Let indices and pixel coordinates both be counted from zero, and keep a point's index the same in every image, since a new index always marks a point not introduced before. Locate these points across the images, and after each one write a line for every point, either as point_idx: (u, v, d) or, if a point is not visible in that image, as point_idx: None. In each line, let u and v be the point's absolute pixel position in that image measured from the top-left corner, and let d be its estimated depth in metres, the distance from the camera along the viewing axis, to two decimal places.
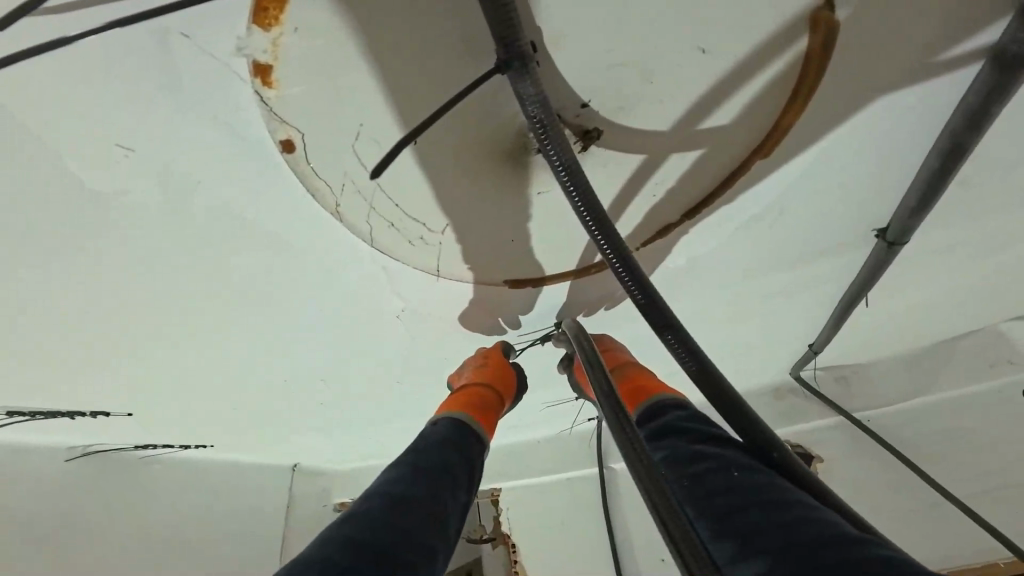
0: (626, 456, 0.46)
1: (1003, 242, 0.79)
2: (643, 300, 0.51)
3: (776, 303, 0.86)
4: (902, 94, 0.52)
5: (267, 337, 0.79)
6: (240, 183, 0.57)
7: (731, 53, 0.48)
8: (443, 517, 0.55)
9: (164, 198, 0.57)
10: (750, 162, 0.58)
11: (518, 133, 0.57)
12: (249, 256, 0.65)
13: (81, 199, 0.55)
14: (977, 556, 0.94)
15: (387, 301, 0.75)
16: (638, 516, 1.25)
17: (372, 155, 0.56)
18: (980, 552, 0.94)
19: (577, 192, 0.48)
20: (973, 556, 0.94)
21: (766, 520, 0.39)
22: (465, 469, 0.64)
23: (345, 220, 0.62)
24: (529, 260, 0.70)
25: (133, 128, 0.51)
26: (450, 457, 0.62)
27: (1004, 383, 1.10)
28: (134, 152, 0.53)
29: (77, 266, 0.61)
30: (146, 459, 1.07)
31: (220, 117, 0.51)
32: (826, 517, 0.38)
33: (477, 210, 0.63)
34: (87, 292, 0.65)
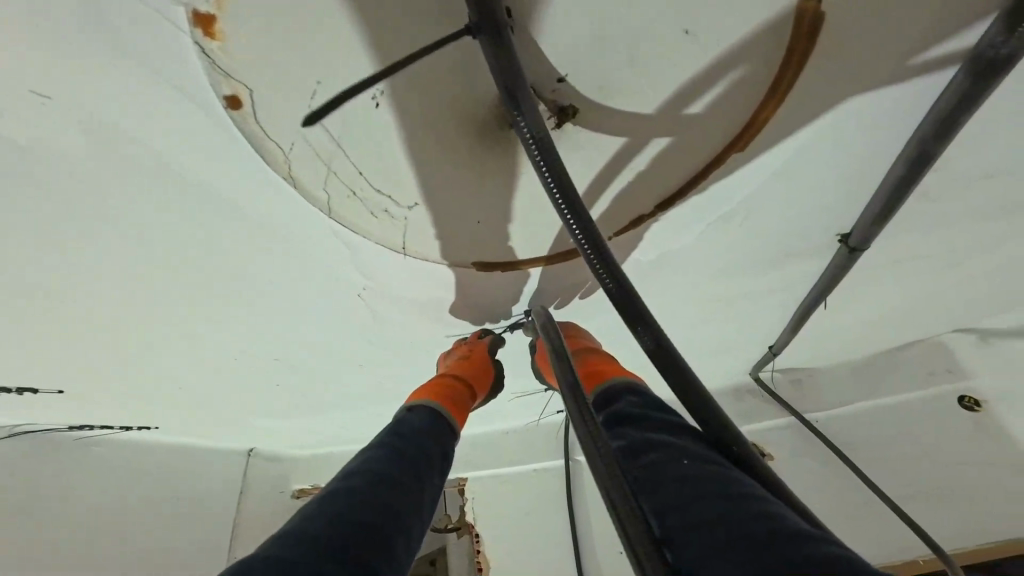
0: (585, 449, 0.45)
1: (950, 260, 0.84)
2: (616, 290, 0.47)
3: (743, 304, 0.88)
4: (875, 97, 0.52)
5: (219, 313, 0.75)
6: (177, 141, 0.51)
7: (713, 39, 0.47)
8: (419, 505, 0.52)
9: (89, 154, 0.51)
10: (725, 155, 0.57)
11: (492, 104, 0.53)
12: (193, 222, 0.59)
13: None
14: (902, 554, 1.01)
15: (348, 277, 0.69)
16: (600, 508, 1.27)
17: (334, 120, 0.51)
18: (903, 548, 1.02)
19: (548, 170, 0.44)
20: (899, 554, 1.01)
21: (718, 512, 0.38)
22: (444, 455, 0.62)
23: (300, 186, 0.56)
24: (500, 242, 0.66)
25: (49, 72, 0.45)
26: (431, 446, 0.60)
27: (941, 392, 1.18)
28: (53, 103, 0.47)
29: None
30: (84, 440, 1.05)
31: (150, 65, 0.45)
32: (778, 511, 0.38)
33: (449, 184, 0.59)
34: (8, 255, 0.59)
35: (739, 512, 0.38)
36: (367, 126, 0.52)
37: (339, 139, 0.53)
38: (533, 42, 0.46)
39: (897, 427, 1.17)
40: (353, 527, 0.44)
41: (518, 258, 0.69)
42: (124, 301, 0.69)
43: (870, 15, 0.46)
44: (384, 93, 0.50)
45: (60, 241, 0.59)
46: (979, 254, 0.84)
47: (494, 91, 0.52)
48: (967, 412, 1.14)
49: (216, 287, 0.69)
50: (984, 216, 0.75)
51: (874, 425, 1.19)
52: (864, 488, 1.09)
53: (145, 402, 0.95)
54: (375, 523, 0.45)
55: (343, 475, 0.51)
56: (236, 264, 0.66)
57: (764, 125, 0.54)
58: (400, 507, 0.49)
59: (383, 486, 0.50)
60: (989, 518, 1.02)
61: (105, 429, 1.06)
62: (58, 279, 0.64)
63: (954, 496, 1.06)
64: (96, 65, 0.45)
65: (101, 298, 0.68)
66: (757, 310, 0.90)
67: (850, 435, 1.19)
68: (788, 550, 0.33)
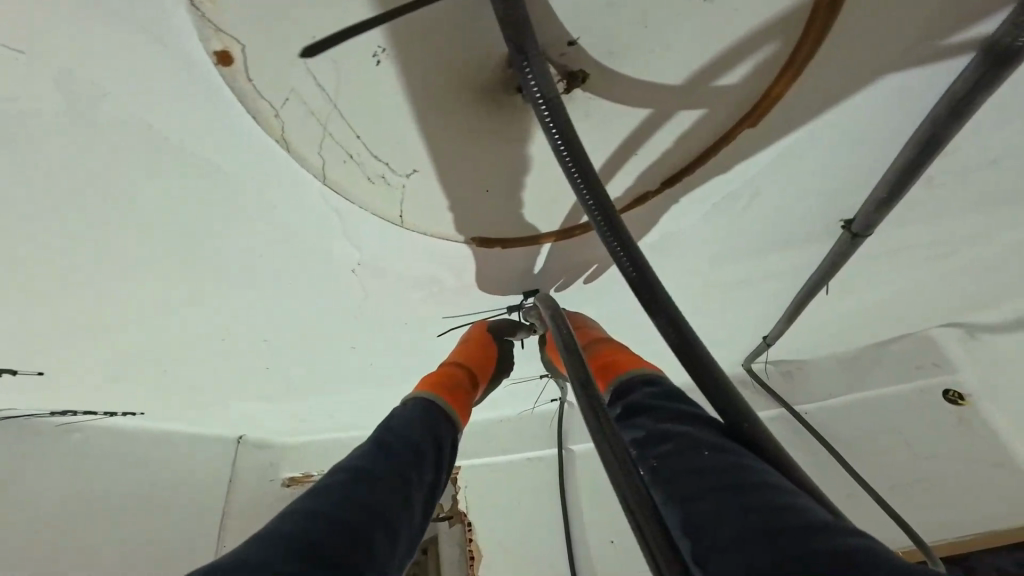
0: (598, 445, 0.44)
1: (942, 252, 0.85)
2: (631, 272, 0.44)
3: (736, 290, 0.88)
4: (886, 83, 0.52)
5: (201, 296, 0.71)
6: (165, 101, 0.44)
7: (734, 3, 0.43)
8: (407, 497, 0.51)
9: (71, 116, 0.44)
10: (736, 132, 0.54)
11: (500, 66, 0.47)
12: (173, 199, 0.54)
13: None
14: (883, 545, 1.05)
15: (341, 251, 0.65)
16: (592, 495, 1.28)
17: (331, 77, 0.45)
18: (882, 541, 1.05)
19: (558, 131, 0.41)
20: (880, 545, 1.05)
21: (735, 507, 0.39)
22: (439, 447, 0.61)
23: (293, 150, 0.50)
24: (508, 216, 0.61)
25: (16, 22, 0.38)
26: (416, 435, 0.59)
27: (926, 384, 1.20)
28: (27, 58, 0.40)
29: None
30: (67, 428, 1.02)
31: (125, 13, 0.38)
32: (799, 500, 0.38)
33: (457, 150, 0.53)
34: None
35: (755, 506, 0.38)
36: (371, 83, 0.45)
37: (335, 96, 0.46)
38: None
39: (883, 419, 1.19)
40: (323, 523, 0.43)
41: (526, 234, 0.65)
42: (96, 283, 0.64)
43: (869, 16, 0.45)
44: (386, 50, 0.43)
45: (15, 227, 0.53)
46: (969, 247, 0.85)
47: (505, 50, 0.46)
48: (950, 405, 1.17)
49: (197, 269, 0.65)
50: (977, 209, 0.76)
51: (862, 417, 1.21)
52: (852, 481, 1.11)
53: (128, 383, 0.93)
54: (357, 516, 0.45)
55: (337, 467, 0.51)
56: (218, 240, 0.60)
57: (776, 104, 0.52)
58: (382, 500, 0.48)
59: (368, 481, 0.49)
60: (968, 509, 1.05)
61: (89, 415, 1.04)
62: (46, 272, 0.60)
63: (935, 487, 1.09)
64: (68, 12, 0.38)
65: (90, 290, 0.65)
66: (754, 296, 0.90)
67: (839, 427, 1.21)
68: (804, 548, 0.33)
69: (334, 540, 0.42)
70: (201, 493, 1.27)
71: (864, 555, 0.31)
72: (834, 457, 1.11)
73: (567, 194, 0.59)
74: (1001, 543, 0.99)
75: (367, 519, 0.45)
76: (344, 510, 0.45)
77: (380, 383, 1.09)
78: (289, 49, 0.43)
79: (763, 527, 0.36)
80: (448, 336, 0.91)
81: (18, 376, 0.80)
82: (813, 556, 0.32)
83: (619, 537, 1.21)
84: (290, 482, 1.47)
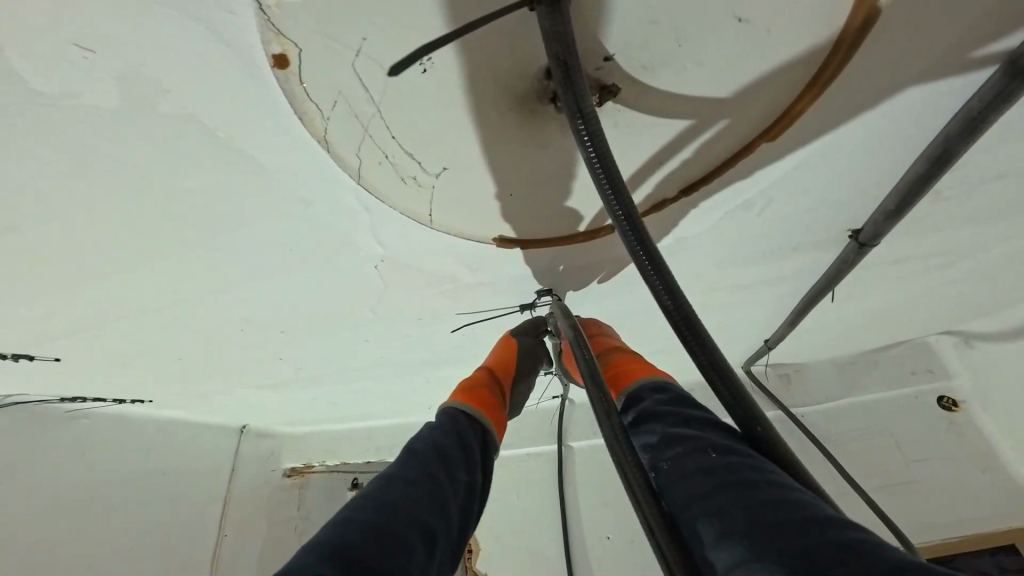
0: (610, 448, 0.52)
1: (943, 261, 0.87)
2: (657, 281, 0.46)
3: (741, 294, 0.90)
4: (911, 95, 0.53)
5: (219, 287, 0.73)
6: (221, 98, 0.46)
7: (765, 23, 0.45)
8: (441, 503, 0.53)
9: (128, 109, 0.45)
10: (755, 145, 0.57)
11: (538, 78, 0.48)
12: (208, 195, 0.56)
13: None
14: None
15: (365, 247, 0.67)
16: (590, 491, 1.31)
17: (377, 83, 0.46)
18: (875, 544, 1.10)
19: (591, 143, 0.43)
20: None
21: (740, 503, 0.41)
22: (469, 452, 0.63)
23: (332, 150, 0.51)
24: (533, 219, 0.63)
25: (90, 18, 0.39)
26: (440, 439, 0.62)
27: (922, 390, 1.23)
28: (96, 56, 0.41)
29: None
30: (73, 414, 1.04)
31: (198, 16, 0.39)
32: (803, 499, 0.40)
33: (491, 156, 0.54)
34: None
35: (760, 503, 0.40)
36: (412, 90, 0.47)
37: (379, 101, 0.48)
38: (591, 13, 0.43)
39: (876, 424, 1.22)
40: (361, 531, 0.45)
41: (548, 237, 0.66)
42: (127, 273, 0.66)
43: (901, 14, 0.45)
44: (433, 59, 0.44)
45: (51, 221, 0.55)
46: (967, 258, 0.87)
47: (544, 62, 0.47)
48: (943, 411, 1.20)
49: (221, 261, 0.67)
50: (977, 222, 0.78)
51: (857, 419, 1.24)
52: (842, 481, 1.15)
53: (141, 370, 0.95)
54: (392, 520, 0.47)
55: (372, 476, 0.55)
56: (248, 232, 0.62)
57: (798, 118, 0.54)
58: (416, 503, 0.51)
59: (400, 488, 0.52)
60: (955, 513, 1.09)
61: (99, 402, 1.06)
62: (74, 261, 0.62)
63: (924, 489, 1.13)
64: (135, 13, 0.39)
65: (114, 279, 0.67)
66: (757, 300, 0.93)
67: (834, 429, 1.24)
68: (803, 542, 0.35)
69: (371, 546, 0.44)
70: (201, 487, 1.28)
71: (861, 548, 0.33)
72: (828, 459, 1.15)
73: (591, 200, 0.61)
74: (986, 546, 1.03)
75: (402, 523, 0.48)
76: (380, 515, 0.47)
77: (387, 375, 1.11)
78: (339, 53, 0.44)
79: (767, 523, 0.38)
80: (461, 332, 0.93)
81: (34, 361, 0.82)
82: (811, 550, 0.35)
83: (615, 533, 1.24)
84: (290, 473, 1.51)
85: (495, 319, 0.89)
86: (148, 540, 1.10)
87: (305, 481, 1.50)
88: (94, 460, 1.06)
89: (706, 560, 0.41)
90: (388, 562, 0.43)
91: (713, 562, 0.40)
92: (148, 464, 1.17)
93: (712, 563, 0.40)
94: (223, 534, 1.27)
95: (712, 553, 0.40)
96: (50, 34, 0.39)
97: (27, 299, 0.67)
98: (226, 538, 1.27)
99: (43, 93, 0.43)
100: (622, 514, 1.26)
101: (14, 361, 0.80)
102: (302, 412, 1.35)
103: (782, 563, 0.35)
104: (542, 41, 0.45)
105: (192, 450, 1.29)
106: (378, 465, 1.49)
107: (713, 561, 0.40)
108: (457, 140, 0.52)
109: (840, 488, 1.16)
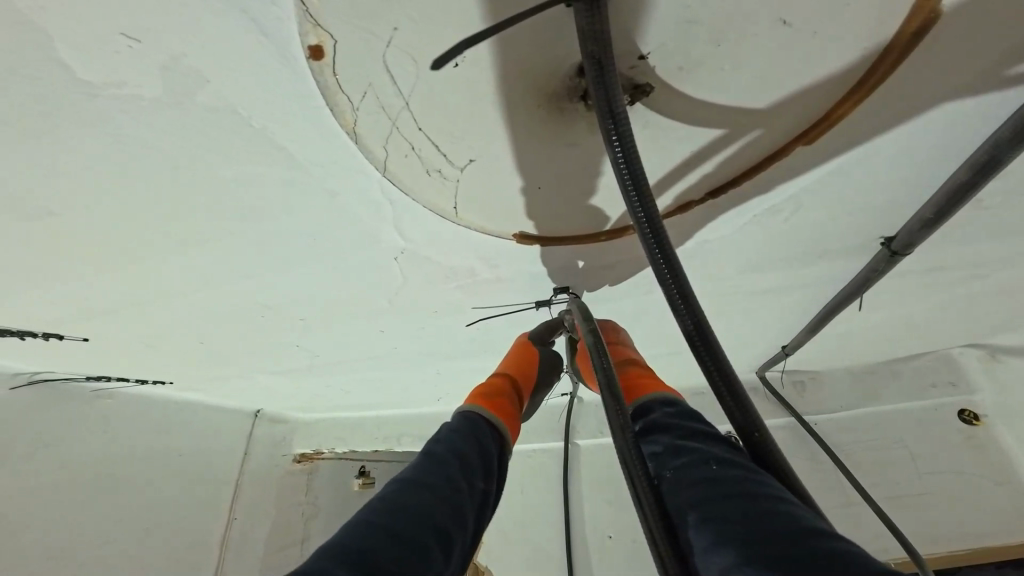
0: (620, 451, 0.51)
1: (978, 271, 0.84)
2: (674, 290, 0.46)
3: (761, 299, 0.89)
4: (961, 101, 0.51)
5: (241, 275, 0.74)
6: (258, 87, 0.45)
7: (812, 27, 0.43)
8: (461, 512, 0.53)
9: (167, 99, 0.46)
10: (790, 149, 0.55)
11: (569, 75, 0.47)
12: (237, 186, 0.57)
13: (39, 99, 0.44)
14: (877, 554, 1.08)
15: (386, 239, 0.67)
16: (595, 490, 1.31)
17: (408, 75, 0.46)
18: (877, 551, 1.08)
19: (619, 144, 0.42)
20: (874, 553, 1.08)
21: (738, 511, 0.41)
22: (489, 460, 0.63)
23: (360, 142, 0.51)
24: (557, 214, 0.62)
25: (133, 10, 0.39)
26: (460, 443, 0.62)
27: (942, 402, 1.20)
28: (141, 46, 0.41)
29: (20, 178, 0.52)
30: (98, 393, 1.08)
31: (242, 9, 0.39)
32: (798, 511, 0.39)
33: (520, 150, 0.53)
34: (30, 215, 0.57)
35: (756, 512, 0.40)
36: (440, 85, 0.46)
37: (408, 95, 0.47)
38: (630, 10, 0.42)
39: (892, 434, 1.19)
40: (380, 530, 0.47)
41: (569, 234, 0.65)
42: (153, 259, 0.68)
43: (961, 16, 0.42)
44: (467, 58, 0.44)
45: (85, 209, 0.57)
46: (1002, 270, 0.84)
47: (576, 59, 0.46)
48: (963, 424, 1.17)
49: (245, 249, 0.68)
50: (1017, 232, 0.75)
51: (874, 429, 1.21)
52: (850, 489, 1.14)
53: (161, 353, 0.97)
54: (409, 525, 0.48)
55: (393, 478, 0.56)
56: (267, 223, 0.63)
57: (837, 123, 0.52)
58: (435, 508, 0.51)
59: (421, 492, 0.53)
60: (966, 523, 1.07)
61: (123, 382, 1.10)
62: (105, 246, 0.63)
63: (939, 503, 1.10)
64: (180, 2, 0.38)
65: (141, 266, 0.69)
66: (778, 305, 0.92)
67: (847, 439, 1.22)
68: (793, 551, 0.35)
69: (389, 548, 0.45)
70: (216, 469, 1.32)
71: (844, 559, 0.34)
72: (840, 469, 1.13)
73: (616, 199, 0.60)
74: (993, 559, 1.01)
75: (424, 529, 0.48)
76: (401, 519, 0.48)
77: (398, 366, 1.12)
78: (373, 45, 0.43)
79: (761, 531, 0.38)
80: (475, 326, 0.93)
81: (63, 340, 0.85)
82: (800, 560, 0.34)
83: (617, 533, 1.24)
84: (300, 459, 1.54)
85: (512, 313, 0.88)
86: (164, 516, 1.14)
87: (314, 467, 1.54)
88: (114, 437, 1.10)
89: (702, 566, 0.40)
90: (408, 565, 0.44)
91: (708, 567, 0.40)
92: (166, 443, 1.21)
93: (706, 569, 0.40)
94: (233, 517, 1.30)
95: (707, 558, 0.40)
96: (95, 27, 0.39)
97: (55, 281, 0.69)
98: (237, 520, 1.31)
99: (89, 82, 0.43)
100: (626, 514, 1.26)
101: (45, 339, 0.84)
102: (313, 399, 1.38)
103: (772, 571, 0.35)
104: (576, 37, 0.44)
105: (206, 432, 1.32)
106: (386, 455, 1.53)
107: (708, 567, 0.40)
108: (484, 133, 0.51)
109: (849, 498, 1.14)
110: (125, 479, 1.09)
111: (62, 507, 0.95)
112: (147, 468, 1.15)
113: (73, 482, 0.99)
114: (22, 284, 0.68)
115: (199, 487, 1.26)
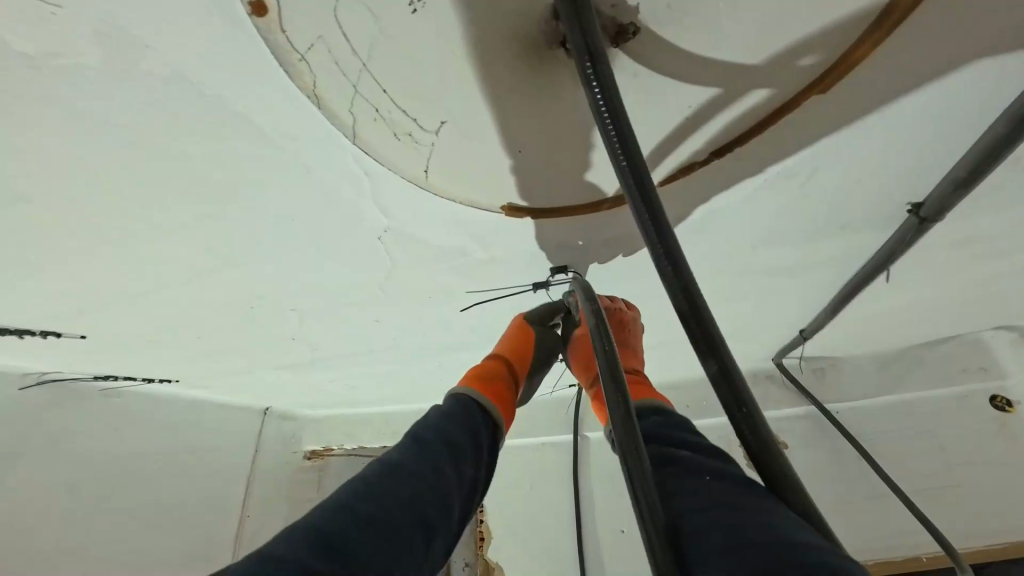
0: (620, 445, 0.45)
1: (1012, 244, 0.78)
2: (662, 252, 0.42)
3: (775, 277, 0.83)
4: (987, 39, 0.46)
5: (228, 264, 0.71)
6: (201, 52, 0.43)
7: None
8: (447, 501, 0.50)
9: (107, 69, 0.43)
10: (801, 99, 0.50)
11: (546, 18, 0.44)
12: (205, 164, 0.54)
13: None
14: (908, 550, 1.02)
15: (368, 215, 0.62)
16: (605, 484, 1.26)
17: (362, 23, 0.43)
18: (909, 546, 1.02)
19: (604, 102, 0.39)
20: (905, 549, 1.02)
21: (730, 521, 0.41)
22: (480, 445, 0.59)
23: (324, 108, 0.48)
24: (543, 182, 0.57)
25: None
26: (454, 429, 0.58)
27: (972, 388, 1.13)
28: (67, 12, 0.39)
29: None
30: (107, 391, 1.08)
31: None
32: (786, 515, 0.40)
33: (496, 109, 0.49)
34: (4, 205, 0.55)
35: (750, 521, 0.40)
36: (398, 38, 0.44)
37: (364, 52, 0.45)
38: None
39: (921, 422, 1.12)
40: (359, 518, 0.44)
41: (556, 205, 0.61)
42: (133, 248, 0.65)
43: None
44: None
45: (56, 197, 0.55)
46: None
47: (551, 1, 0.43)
48: (995, 411, 1.10)
49: (227, 236, 0.65)
50: None
51: (903, 418, 1.14)
52: (878, 480, 1.08)
53: (160, 349, 0.96)
54: (392, 514, 0.45)
55: (375, 459, 0.52)
56: (245, 206, 0.60)
57: (853, 68, 0.47)
58: (422, 497, 0.48)
59: (406, 477, 0.49)
60: (1005, 517, 1.00)
61: (129, 380, 1.09)
62: (86, 236, 0.61)
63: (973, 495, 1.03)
64: None
65: (123, 257, 0.67)
66: (795, 285, 0.86)
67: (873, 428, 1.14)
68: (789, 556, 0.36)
69: (367, 541, 0.43)
70: (224, 466, 1.32)
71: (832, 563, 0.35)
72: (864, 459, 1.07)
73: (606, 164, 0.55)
74: None
75: (406, 518, 0.46)
76: (383, 506, 0.46)
77: (397, 359, 1.09)
78: None
79: (755, 537, 0.38)
80: (470, 312, 0.89)
81: (61, 338, 0.84)
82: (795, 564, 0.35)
83: (629, 527, 1.20)
84: (310, 456, 1.53)
85: (506, 296, 0.84)
86: (173, 513, 1.14)
87: (324, 464, 1.52)
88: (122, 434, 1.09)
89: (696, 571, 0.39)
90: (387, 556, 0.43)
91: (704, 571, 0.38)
92: (177, 442, 1.21)
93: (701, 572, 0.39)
94: (246, 514, 1.31)
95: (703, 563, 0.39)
96: None
97: (40, 275, 0.67)
98: (249, 518, 1.32)
99: (27, 54, 0.41)
100: None
101: (44, 337, 0.83)
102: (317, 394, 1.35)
103: None
104: None
105: (214, 429, 1.32)
106: None
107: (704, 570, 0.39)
108: (456, 91, 0.48)
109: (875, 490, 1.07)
110: (137, 475, 1.09)
111: (71, 504, 0.95)
112: (156, 466, 1.14)
113: (83, 478, 0.98)
114: (11, 278, 0.66)
115: (208, 485, 1.25)
